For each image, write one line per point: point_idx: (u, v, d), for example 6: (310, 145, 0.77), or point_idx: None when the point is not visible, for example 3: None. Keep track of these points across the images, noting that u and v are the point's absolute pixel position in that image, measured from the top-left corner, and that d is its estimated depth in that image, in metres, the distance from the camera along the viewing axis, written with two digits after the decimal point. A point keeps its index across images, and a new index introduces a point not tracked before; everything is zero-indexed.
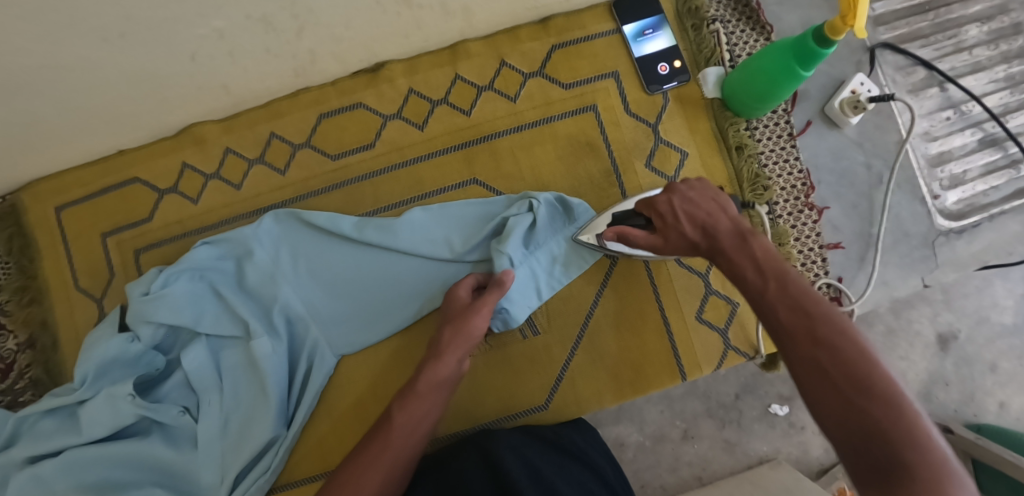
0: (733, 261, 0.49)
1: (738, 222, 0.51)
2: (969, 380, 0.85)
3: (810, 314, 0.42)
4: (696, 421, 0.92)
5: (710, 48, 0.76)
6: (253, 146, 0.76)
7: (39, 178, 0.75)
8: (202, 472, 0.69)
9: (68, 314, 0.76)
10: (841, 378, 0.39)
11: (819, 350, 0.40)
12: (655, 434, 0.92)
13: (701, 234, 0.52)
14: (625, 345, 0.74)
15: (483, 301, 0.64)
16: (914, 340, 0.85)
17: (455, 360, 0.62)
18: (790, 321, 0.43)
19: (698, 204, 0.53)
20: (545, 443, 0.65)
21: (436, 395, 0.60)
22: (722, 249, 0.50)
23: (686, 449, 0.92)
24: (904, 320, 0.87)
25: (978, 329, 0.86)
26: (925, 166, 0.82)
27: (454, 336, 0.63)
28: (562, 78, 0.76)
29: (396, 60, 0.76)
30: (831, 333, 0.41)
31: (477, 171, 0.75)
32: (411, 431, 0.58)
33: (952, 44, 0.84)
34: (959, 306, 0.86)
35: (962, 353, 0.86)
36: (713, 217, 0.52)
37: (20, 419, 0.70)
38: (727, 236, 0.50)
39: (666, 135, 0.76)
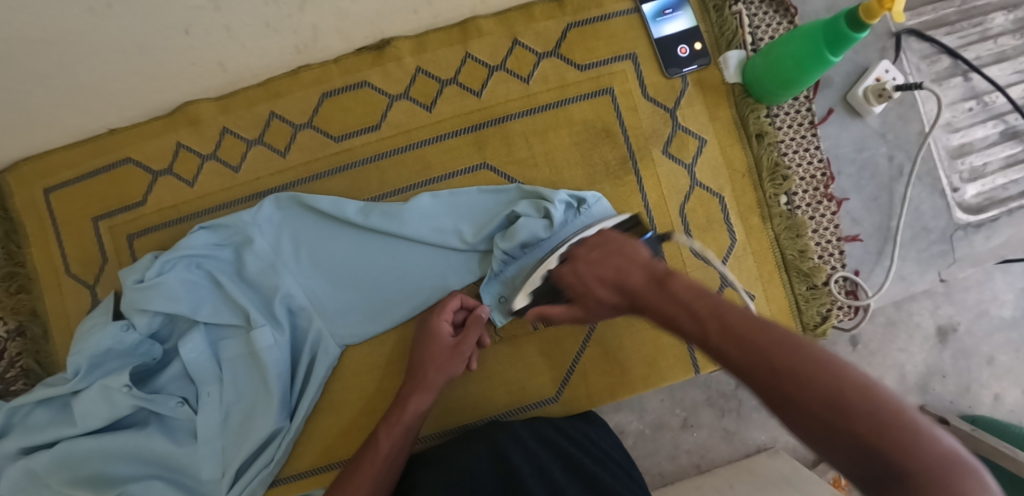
0: (659, 307, 0.42)
1: (650, 268, 0.45)
2: (967, 372, 0.85)
3: (755, 342, 0.35)
4: (696, 410, 0.91)
5: (732, 31, 0.73)
6: (251, 126, 0.72)
7: (24, 159, 0.71)
8: (204, 463, 0.67)
9: (59, 302, 0.73)
10: (818, 409, 0.32)
11: (783, 386, 0.33)
12: (655, 422, 0.91)
13: (620, 289, 0.46)
14: (639, 338, 0.72)
15: (466, 340, 0.64)
16: (913, 332, 0.85)
17: (434, 394, 0.64)
18: (738, 363, 0.36)
19: (604, 264, 0.48)
20: (561, 441, 0.62)
21: (413, 428, 0.63)
22: (642, 301, 0.43)
23: (685, 437, 0.91)
24: (905, 312, 0.86)
25: (977, 322, 0.85)
26: (946, 157, 0.80)
27: (430, 373, 0.64)
28: (578, 59, 0.72)
29: (404, 37, 0.72)
30: (791, 361, 0.33)
31: (489, 156, 0.72)
32: (392, 459, 0.60)
33: (978, 32, 0.81)
34: (960, 298, 0.86)
35: (961, 346, 0.85)
36: (623, 265, 0.47)
37: (9, 411, 0.67)
38: (643, 286, 0.44)
39: (684, 121, 0.73)
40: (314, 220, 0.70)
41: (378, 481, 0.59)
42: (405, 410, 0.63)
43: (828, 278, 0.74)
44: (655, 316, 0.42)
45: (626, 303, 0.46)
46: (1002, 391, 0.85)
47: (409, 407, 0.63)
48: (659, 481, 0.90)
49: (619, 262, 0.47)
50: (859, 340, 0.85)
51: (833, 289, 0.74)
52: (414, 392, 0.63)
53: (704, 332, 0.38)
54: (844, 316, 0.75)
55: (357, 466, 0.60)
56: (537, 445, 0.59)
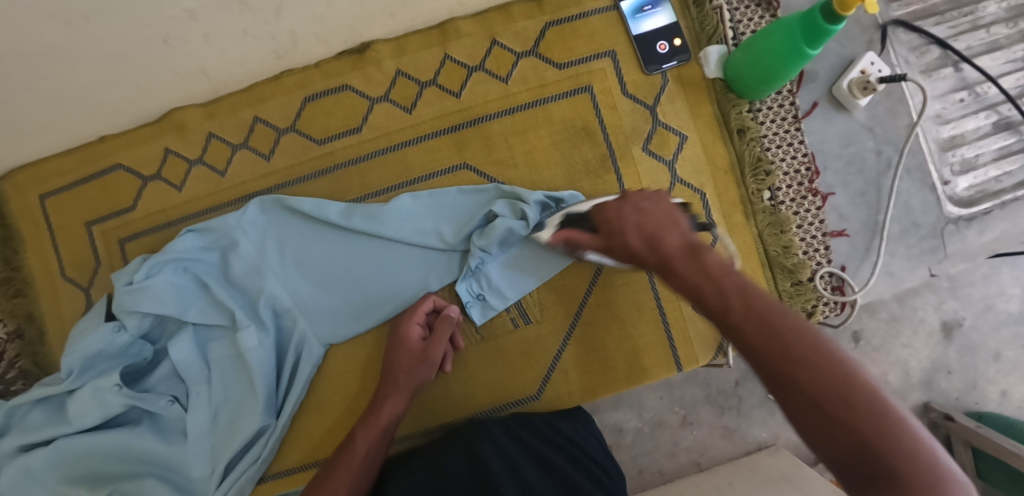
0: (685, 272, 0.43)
1: (688, 238, 0.46)
2: (972, 368, 0.85)
3: (773, 325, 0.36)
4: (696, 407, 0.91)
5: (713, 26, 0.72)
6: (236, 131, 0.73)
7: (16, 167, 0.73)
8: (193, 463, 0.69)
9: (54, 305, 0.75)
10: (825, 396, 0.33)
11: (793, 372, 0.34)
12: (654, 420, 0.91)
13: (654, 250, 0.47)
14: (621, 337, 0.72)
15: (437, 340, 0.66)
16: (917, 328, 0.85)
17: (405, 396, 0.65)
18: (753, 336, 0.37)
19: (649, 217, 0.49)
20: (539, 442, 0.62)
21: (389, 430, 0.64)
22: (670, 262, 0.45)
23: (684, 434, 0.90)
24: (909, 307, 0.87)
25: (983, 317, 0.85)
26: (935, 150, 0.78)
27: (399, 376, 0.65)
28: (557, 58, 0.73)
29: (383, 40, 0.72)
30: (805, 349, 0.35)
31: (469, 157, 0.72)
32: (368, 459, 0.61)
33: (969, 21, 0.80)
34: (965, 292, 0.86)
35: (966, 342, 0.85)
36: (660, 231, 0.48)
37: (10, 409, 0.70)
38: (675, 250, 0.45)
39: (664, 118, 0.73)
40: (297, 224, 0.71)
41: (356, 481, 0.59)
42: (378, 412, 0.64)
43: (813, 274, 0.73)
44: (679, 278, 0.43)
45: (652, 260, 0.47)
46: (1009, 387, 0.85)
47: (383, 408, 0.64)
48: (658, 479, 0.90)
49: (658, 226, 0.48)
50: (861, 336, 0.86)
51: (819, 284, 0.73)
52: (384, 396, 0.65)
53: (722, 303, 0.39)
54: (830, 312, 0.74)
55: (335, 468, 0.60)
56: (513, 448, 0.60)
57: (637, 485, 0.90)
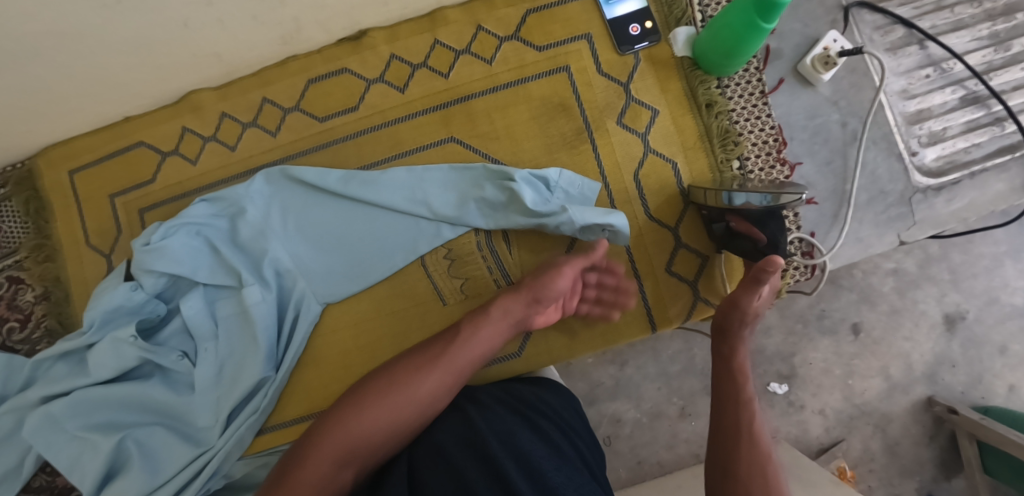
0: (733, 367, 0.61)
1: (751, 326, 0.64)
2: (977, 362, 0.95)
3: (764, 437, 0.55)
4: (694, 398, 0.95)
5: (680, 9, 0.77)
6: (246, 110, 0.81)
7: (52, 144, 0.84)
8: (199, 413, 0.75)
9: (78, 270, 0.84)
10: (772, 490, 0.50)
11: (763, 464, 0.52)
12: (652, 411, 0.95)
13: (742, 322, 0.63)
14: (597, 297, 0.76)
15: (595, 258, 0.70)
16: (918, 320, 0.95)
17: (527, 301, 0.68)
18: (733, 422, 0.56)
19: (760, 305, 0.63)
20: (524, 406, 0.62)
21: (502, 329, 0.67)
22: (738, 337, 0.63)
23: (683, 426, 0.94)
24: (911, 300, 0.96)
25: (986, 310, 0.95)
26: (903, 123, 0.82)
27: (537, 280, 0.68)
28: (537, 41, 0.79)
29: (378, 28, 0.80)
30: (772, 460, 0.53)
31: (454, 131, 0.78)
32: (470, 351, 0.65)
33: (932, 3, 0.84)
34: (967, 285, 0.95)
35: (969, 334, 0.95)
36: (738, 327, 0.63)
37: (35, 365, 0.80)
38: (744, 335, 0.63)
39: (637, 94, 0.78)
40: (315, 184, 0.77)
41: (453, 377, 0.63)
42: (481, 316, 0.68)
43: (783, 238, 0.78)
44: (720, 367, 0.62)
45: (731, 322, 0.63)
46: (1014, 380, 0.95)
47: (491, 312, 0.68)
48: (659, 471, 0.94)
49: (740, 327, 0.63)
50: (862, 328, 0.96)
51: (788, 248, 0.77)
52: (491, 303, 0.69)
53: (734, 392, 0.59)
54: (800, 277, 0.77)
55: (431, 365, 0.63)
56: (502, 412, 0.60)
57: (636, 475, 0.94)
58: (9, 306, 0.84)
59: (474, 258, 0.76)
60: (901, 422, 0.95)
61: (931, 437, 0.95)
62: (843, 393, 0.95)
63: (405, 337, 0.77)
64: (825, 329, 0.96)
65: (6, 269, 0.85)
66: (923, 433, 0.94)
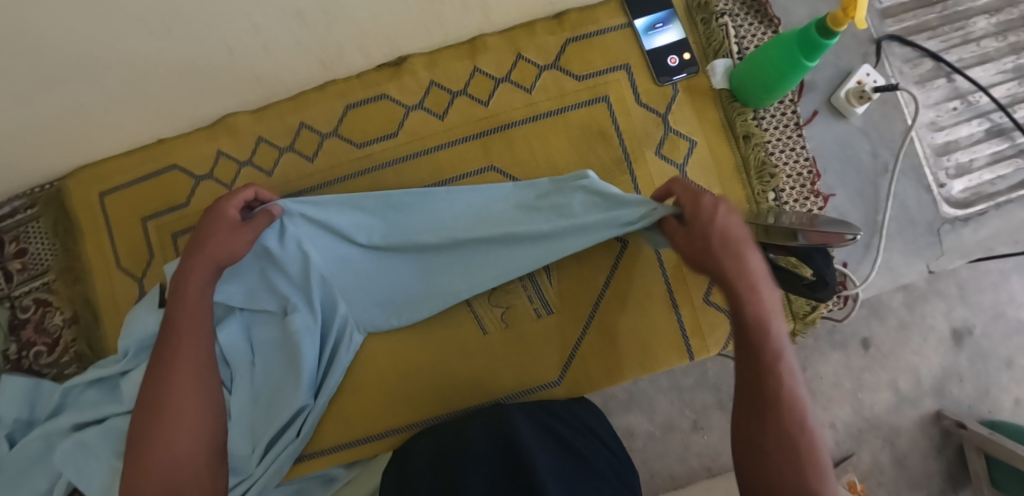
0: (755, 302, 0.55)
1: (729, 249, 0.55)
2: (984, 375, 0.97)
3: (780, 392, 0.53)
4: (706, 412, 0.96)
5: (719, 41, 0.78)
6: (284, 135, 0.81)
7: (82, 165, 0.82)
8: (234, 442, 0.73)
9: (109, 292, 0.83)
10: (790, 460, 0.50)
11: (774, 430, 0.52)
12: (664, 424, 0.96)
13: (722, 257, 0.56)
14: (636, 325, 0.77)
15: (251, 226, 0.69)
16: (927, 335, 0.96)
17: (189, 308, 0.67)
18: (763, 370, 0.53)
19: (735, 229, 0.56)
20: (553, 415, 0.69)
21: (169, 349, 0.65)
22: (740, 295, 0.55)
23: (695, 438, 0.96)
24: (919, 314, 0.98)
25: (993, 324, 0.96)
26: (931, 155, 0.83)
27: (186, 303, 0.67)
28: (576, 70, 0.79)
29: (418, 53, 0.80)
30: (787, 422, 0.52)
31: (494, 159, 0.79)
32: (155, 395, 0.64)
33: (960, 35, 0.85)
34: (974, 300, 0.97)
35: (977, 348, 0.96)
36: (745, 248, 0.56)
37: (66, 391, 0.79)
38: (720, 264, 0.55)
39: (675, 125, 0.78)
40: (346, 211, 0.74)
41: (200, 390, 0.66)
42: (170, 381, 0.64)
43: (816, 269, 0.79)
44: (740, 318, 0.55)
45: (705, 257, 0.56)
46: (1020, 394, 0.96)
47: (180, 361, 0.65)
48: (671, 483, 0.95)
49: (742, 244, 0.56)
50: (871, 343, 0.97)
51: None
52: (173, 362, 0.65)
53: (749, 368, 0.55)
54: (835, 306, 0.79)
55: (158, 418, 0.62)
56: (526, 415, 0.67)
57: (651, 489, 0.95)
58: (37, 329, 0.84)
59: (514, 286, 0.77)
60: (910, 435, 0.96)
61: (938, 450, 0.96)
62: (853, 407, 0.97)
63: (445, 364, 0.77)
64: (831, 344, 0.98)
65: (34, 291, 0.85)
66: (931, 445, 0.96)
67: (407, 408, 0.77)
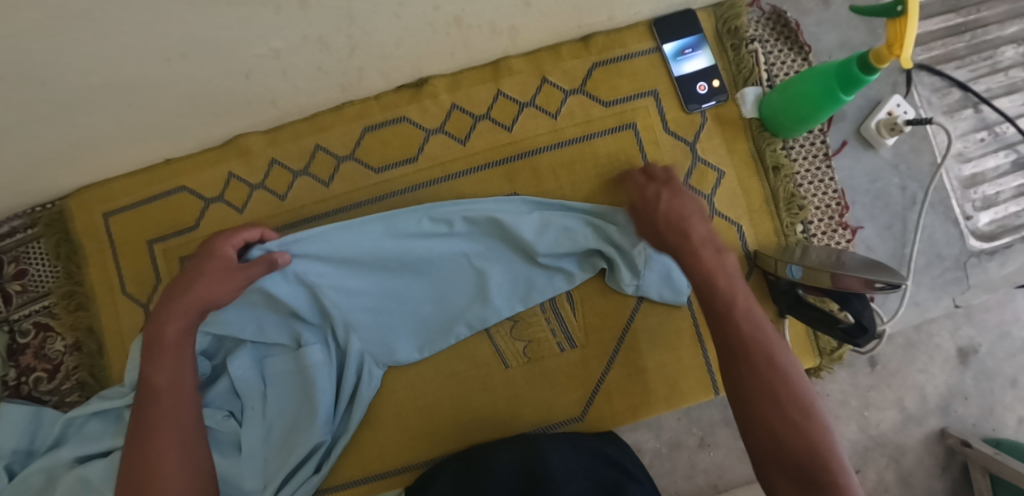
0: (703, 262, 0.61)
1: (671, 211, 0.65)
2: (988, 394, 0.88)
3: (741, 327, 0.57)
4: (713, 429, 0.92)
5: (749, 69, 0.76)
6: (298, 158, 0.78)
7: (85, 187, 0.79)
8: (247, 478, 0.70)
9: (113, 319, 0.79)
10: (768, 377, 0.54)
11: (744, 357, 0.56)
12: (671, 441, 0.92)
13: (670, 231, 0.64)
14: (661, 361, 0.75)
15: (245, 272, 0.63)
16: (933, 354, 0.88)
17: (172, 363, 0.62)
18: (727, 321, 0.58)
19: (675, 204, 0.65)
20: (572, 440, 0.68)
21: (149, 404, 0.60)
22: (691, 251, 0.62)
23: (701, 456, 0.91)
24: (925, 334, 0.89)
25: (998, 343, 0.88)
26: (958, 187, 0.81)
27: (164, 354, 0.62)
28: (602, 95, 0.77)
29: (439, 75, 0.77)
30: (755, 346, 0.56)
31: (519, 187, 0.76)
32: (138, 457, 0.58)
33: (988, 65, 0.81)
34: (981, 318, 0.87)
35: (982, 367, 0.89)
36: (687, 223, 0.63)
37: (68, 422, 0.76)
38: (667, 232, 0.64)
39: (704, 154, 0.77)
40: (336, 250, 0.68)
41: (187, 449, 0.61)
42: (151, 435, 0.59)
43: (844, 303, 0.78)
44: (693, 278, 0.61)
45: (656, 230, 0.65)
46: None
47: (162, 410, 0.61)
48: None
49: (684, 219, 0.63)
50: (876, 361, 0.89)
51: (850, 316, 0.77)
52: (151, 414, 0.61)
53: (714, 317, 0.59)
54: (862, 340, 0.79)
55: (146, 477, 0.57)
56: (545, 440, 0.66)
57: None
58: (36, 354, 0.81)
59: (537, 319, 0.74)
60: (915, 453, 0.88)
61: (941, 469, 0.88)
62: (859, 425, 0.88)
63: (466, 397, 0.75)
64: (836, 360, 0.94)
65: (34, 314, 0.82)
66: (936, 464, 0.87)
67: (429, 442, 0.75)
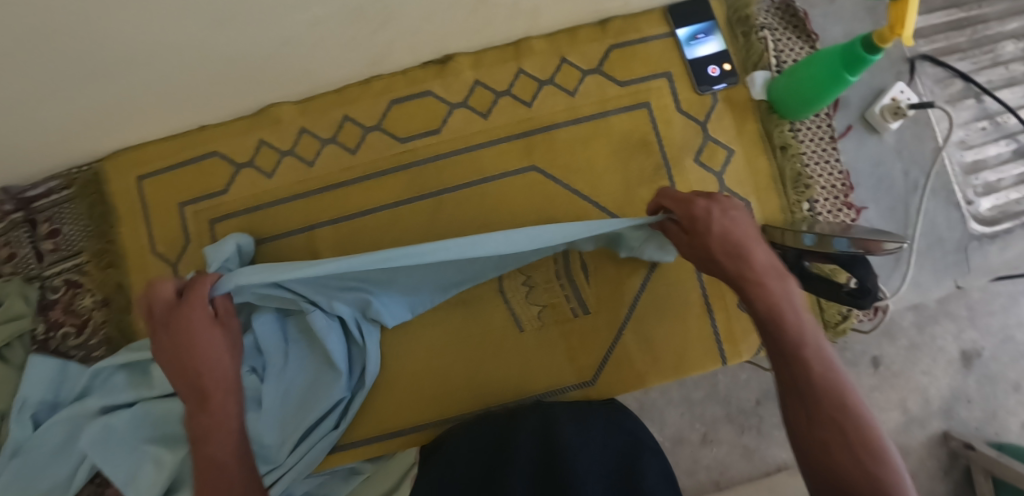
0: (767, 293, 0.54)
1: (727, 234, 0.56)
2: (992, 398, 0.87)
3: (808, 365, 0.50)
4: (716, 425, 0.93)
5: (758, 54, 0.80)
6: (326, 127, 0.81)
7: (120, 150, 0.83)
8: (266, 432, 0.72)
9: (142, 277, 0.82)
10: (840, 424, 0.47)
11: (809, 399, 0.49)
12: (674, 436, 0.93)
13: (727, 256, 0.55)
14: (670, 330, 0.77)
15: (212, 329, 0.63)
16: (937, 356, 0.87)
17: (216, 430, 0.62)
18: (794, 359, 0.51)
19: (729, 225, 0.56)
20: (584, 414, 0.67)
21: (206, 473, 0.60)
22: (755, 280, 0.54)
23: (704, 452, 0.93)
24: (928, 335, 0.89)
25: (1002, 348, 0.87)
26: (960, 173, 0.84)
27: (211, 432, 0.61)
28: (618, 76, 0.81)
29: (464, 53, 0.81)
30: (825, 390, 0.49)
31: (536, 160, 0.80)
32: None
33: (989, 58, 0.85)
34: (984, 322, 0.87)
35: (985, 371, 0.87)
36: (747, 248, 0.55)
37: (94, 375, 0.78)
38: (722, 258, 0.55)
39: (714, 133, 0.80)
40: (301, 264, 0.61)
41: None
42: None
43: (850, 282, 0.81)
44: (756, 310, 0.54)
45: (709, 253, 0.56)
46: None
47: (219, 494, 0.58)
48: None
49: (742, 243, 0.55)
50: (880, 362, 0.88)
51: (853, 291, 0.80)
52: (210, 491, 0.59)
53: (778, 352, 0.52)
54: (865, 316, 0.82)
55: None
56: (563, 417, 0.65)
57: None
58: (65, 310, 0.84)
59: (554, 286, 0.77)
60: (917, 455, 0.86)
61: (943, 472, 0.86)
62: None
63: (478, 365, 0.78)
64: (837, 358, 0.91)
65: (65, 272, 0.85)
66: (937, 466, 0.86)
67: (443, 403, 0.77)
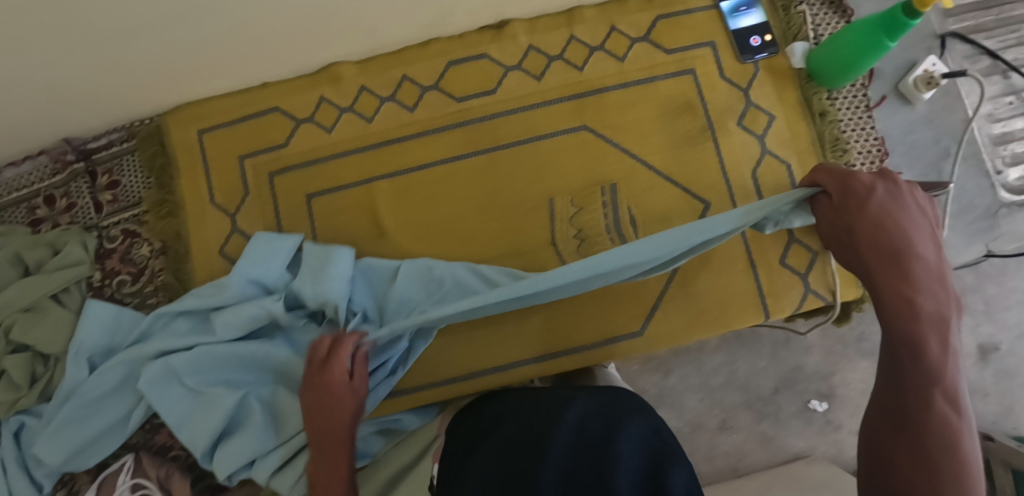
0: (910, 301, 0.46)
1: (882, 216, 0.48)
2: (1009, 393, 0.88)
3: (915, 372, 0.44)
4: (734, 412, 0.93)
5: (798, 26, 0.85)
6: (385, 86, 0.85)
7: (183, 104, 0.86)
8: None
9: (200, 227, 0.85)
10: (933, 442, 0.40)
11: (907, 406, 0.43)
12: (693, 422, 0.93)
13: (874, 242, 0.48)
14: (715, 285, 0.80)
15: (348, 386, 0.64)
16: None
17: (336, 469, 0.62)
18: (908, 362, 0.44)
19: (893, 219, 0.48)
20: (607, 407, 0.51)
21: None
22: (899, 280, 0.47)
23: (722, 438, 0.92)
24: None
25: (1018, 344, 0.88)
26: (988, 143, 0.88)
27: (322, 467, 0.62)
28: (665, 44, 0.85)
29: (519, 19, 0.85)
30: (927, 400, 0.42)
31: (587, 120, 0.83)
32: None
33: (1015, 37, 0.90)
34: (1001, 317, 0.89)
35: (1003, 366, 0.89)
36: (912, 249, 0.48)
37: (152, 321, 0.79)
38: (868, 245, 0.48)
39: (756, 99, 0.84)
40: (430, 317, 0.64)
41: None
42: None
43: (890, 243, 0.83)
44: (883, 303, 0.47)
45: (852, 237, 0.50)
46: None
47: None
48: None
49: (905, 244, 0.48)
50: None
51: None
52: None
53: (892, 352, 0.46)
54: None
55: None
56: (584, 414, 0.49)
57: None
58: (121, 259, 0.87)
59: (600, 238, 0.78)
60: None
61: None
62: None
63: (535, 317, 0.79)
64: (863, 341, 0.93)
65: (123, 222, 0.87)
66: None
67: (497, 351, 0.79)
